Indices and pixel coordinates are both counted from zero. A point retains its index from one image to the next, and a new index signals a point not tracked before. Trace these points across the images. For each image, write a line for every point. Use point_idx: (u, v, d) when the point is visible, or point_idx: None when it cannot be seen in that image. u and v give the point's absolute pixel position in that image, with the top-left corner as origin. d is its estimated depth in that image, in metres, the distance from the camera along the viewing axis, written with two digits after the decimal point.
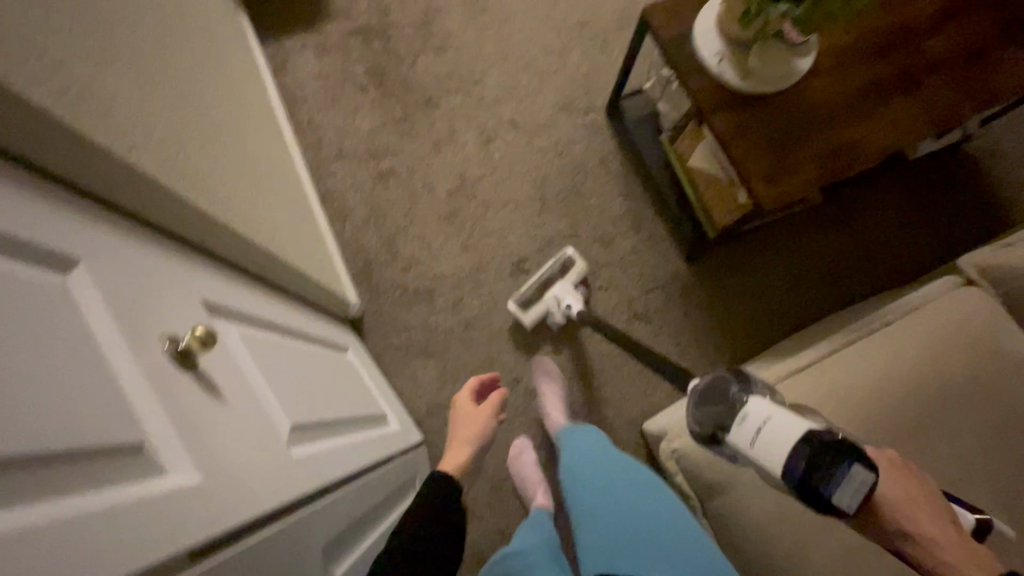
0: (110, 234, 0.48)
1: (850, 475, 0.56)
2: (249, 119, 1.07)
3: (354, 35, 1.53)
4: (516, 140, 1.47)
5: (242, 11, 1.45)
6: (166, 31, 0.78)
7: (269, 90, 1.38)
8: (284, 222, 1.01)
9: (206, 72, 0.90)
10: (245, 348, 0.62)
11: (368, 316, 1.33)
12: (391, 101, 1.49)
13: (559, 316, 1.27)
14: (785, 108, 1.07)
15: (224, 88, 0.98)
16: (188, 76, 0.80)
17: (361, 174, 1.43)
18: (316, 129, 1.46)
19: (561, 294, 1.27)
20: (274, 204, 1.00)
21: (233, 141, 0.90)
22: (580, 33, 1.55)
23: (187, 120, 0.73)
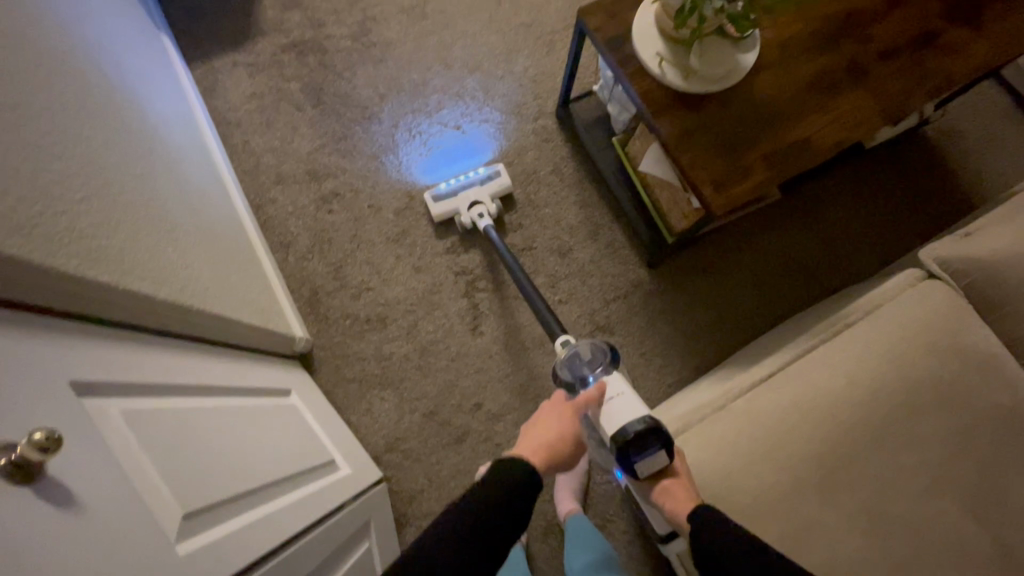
0: None
1: (654, 455, 0.81)
2: (165, 152, 0.99)
3: (287, 50, 1.46)
4: (465, 151, 1.41)
5: (165, 33, 1.37)
6: (49, 68, 0.71)
7: (197, 116, 1.30)
8: (210, 263, 0.94)
9: (107, 109, 0.82)
10: (129, 430, 0.55)
11: (318, 349, 1.26)
12: (330, 119, 1.41)
13: (465, 215, 1.29)
14: (733, 109, 1.02)
15: (133, 124, 0.90)
16: (78, 116, 0.73)
17: (303, 199, 1.36)
18: (252, 154, 1.39)
19: (477, 199, 1.30)
20: (197, 244, 0.93)
21: (142, 182, 0.83)
22: (526, 35, 1.49)
23: (71, 169, 0.66)
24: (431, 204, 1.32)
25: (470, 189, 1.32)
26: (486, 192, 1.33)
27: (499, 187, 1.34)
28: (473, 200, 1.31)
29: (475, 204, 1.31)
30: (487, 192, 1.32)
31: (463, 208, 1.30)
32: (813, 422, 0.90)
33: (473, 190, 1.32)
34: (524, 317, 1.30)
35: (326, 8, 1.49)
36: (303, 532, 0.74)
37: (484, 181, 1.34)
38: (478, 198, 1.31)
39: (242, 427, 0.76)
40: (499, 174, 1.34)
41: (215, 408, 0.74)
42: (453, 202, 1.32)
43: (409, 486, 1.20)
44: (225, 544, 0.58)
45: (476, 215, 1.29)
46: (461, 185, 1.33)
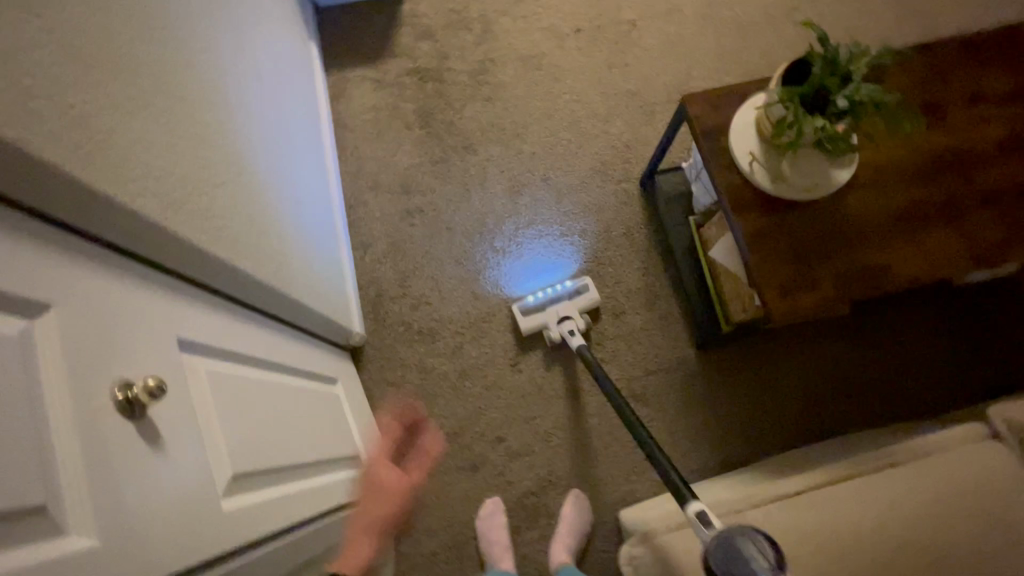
0: (82, 274, 0.51)
1: None
2: (288, 148, 1.13)
3: (410, 75, 1.61)
4: (553, 246, 1.44)
5: (313, 42, 1.56)
6: (223, 71, 0.85)
7: (321, 119, 1.47)
8: (299, 253, 1.05)
9: (255, 107, 0.96)
10: (209, 388, 0.64)
11: (369, 347, 1.36)
12: (432, 142, 1.54)
13: (554, 330, 1.29)
14: (813, 220, 1.03)
15: (270, 121, 1.04)
16: (234, 114, 0.86)
17: (390, 208, 1.48)
18: (357, 159, 1.54)
19: (567, 315, 1.29)
20: (293, 234, 1.05)
21: (266, 175, 0.96)
22: (628, 102, 1.56)
23: (220, 158, 0.79)
24: (520, 316, 1.32)
25: (561, 303, 1.31)
26: (575, 306, 1.32)
27: (588, 301, 1.33)
28: (562, 315, 1.30)
29: (563, 318, 1.30)
30: (576, 307, 1.31)
31: (552, 323, 1.30)
32: (830, 553, 0.87)
33: (562, 304, 1.32)
34: (563, 365, 1.34)
35: (453, 44, 1.63)
36: (317, 515, 0.81)
37: (574, 295, 1.33)
38: (567, 313, 1.30)
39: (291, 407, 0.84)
40: (588, 288, 1.33)
41: (273, 385, 0.83)
42: (541, 316, 1.31)
43: (417, 499, 1.25)
44: (258, 510, 0.65)
45: (564, 330, 1.28)
46: (550, 299, 1.32)
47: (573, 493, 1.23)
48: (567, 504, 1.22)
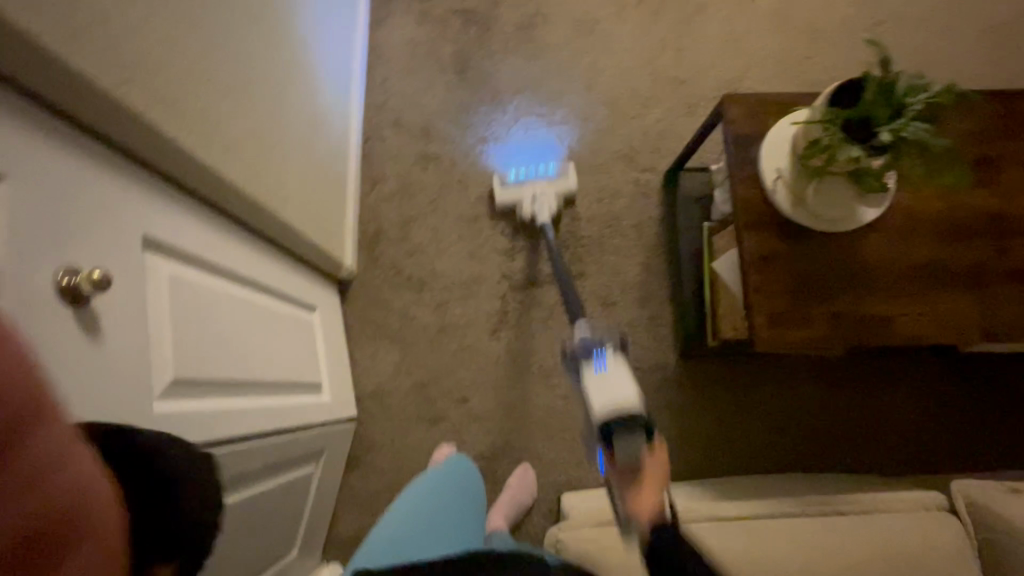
0: (44, 151, 0.51)
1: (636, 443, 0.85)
2: (313, 62, 1.09)
3: (457, 14, 1.54)
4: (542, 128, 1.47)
5: None
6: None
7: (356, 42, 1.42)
8: (302, 174, 1.04)
9: (286, 14, 0.92)
10: (166, 291, 0.64)
11: (357, 283, 1.36)
12: (463, 90, 1.49)
13: (525, 211, 1.33)
14: (824, 254, 0.98)
15: (298, 30, 1.00)
16: (260, 15, 0.82)
17: (407, 149, 1.45)
18: (385, 91, 1.50)
19: (542, 193, 1.33)
20: (299, 154, 1.03)
21: (283, 87, 0.92)
22: (674, 91, 1.49)
23: (235, 61, 0.76)
24: (497, 189, 1.37)
25: (538, 185, 1.35)
26: (553, 189, 1.36)
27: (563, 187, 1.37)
28: (538, 192, 1.34)
29: (538, 198, 1.35)
30: (553, 188, 1.35)
31: (526, 200, 1.34)
32: None
33: (540, 186, 1.36)
34: (542, 343, 1.33)
35: None
36: (265, 433, 0.82)
37: (551, 180, 1.37)
38: (544, 191, 1.34)
39: (257, 326, 0.85)
40: (567, 175, 1.37)
41: (244, 302, 0.83)
42: (519, 191, 1.36)
43: (372, 438, 1.28)
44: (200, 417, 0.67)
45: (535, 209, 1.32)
46: (530, 177, 1.36)
47: (522, 467, 1.25)
48: (513, 474, 1.24)
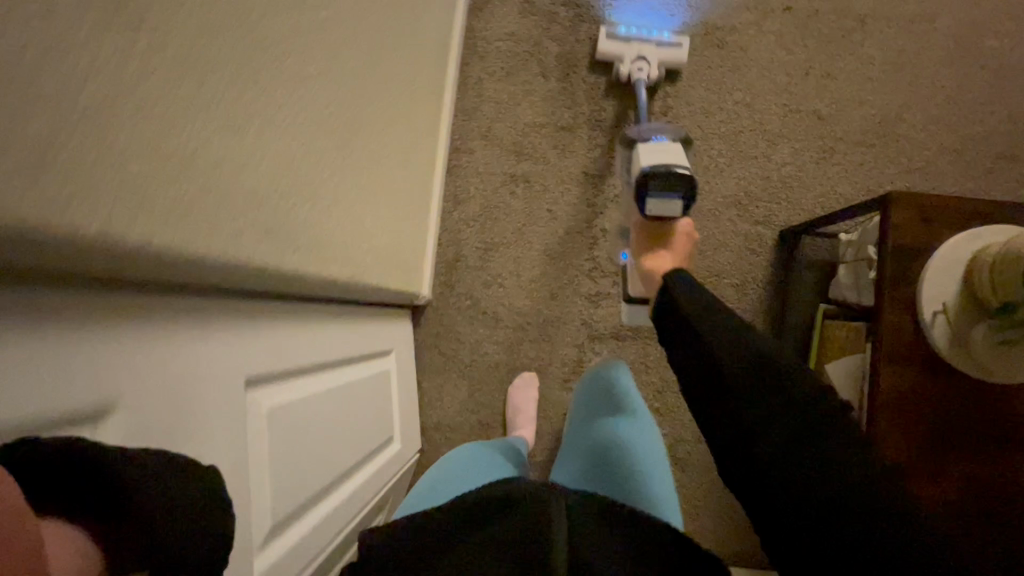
0: (154, 348, 0.46)
1: (669, 200, 0.93)
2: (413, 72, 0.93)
3: (568, 5, 1.34)
4: None
5: None
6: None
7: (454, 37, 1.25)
8: (387, 212, 0.93)
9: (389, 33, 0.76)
10: (268, 431, 0.62)
11: (431, 310, 1.30)
12: (564, 103, 1.33)
13: (625, 69, 1.26)
14: (970, 412, 0.86)
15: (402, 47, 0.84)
16: (367, 53, 0.67)
17: (496, 166, 1.33)
18: (479, 96, 1.34)
19: (646, 55, 1.26)
20: (388, 191, 0.92)
21: (380, 124, 0.79)
22: (809, 128, 1.28)
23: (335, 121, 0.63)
24: (603, 38, 1.28)
25: (647, 44, 1.26)
26: (657, 55, 1.27)
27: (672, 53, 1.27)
28: (642, 54, 1.26)
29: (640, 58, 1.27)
30: (658, 56, 1.27)
31: (627, 59, 1.26)
32: None
33: (646, 47, 1.27)
34: None
35: None
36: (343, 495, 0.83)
37: (659, 44, 1.28)
38: (648, 56, 1.26)
39: (313, 316, 0.77)
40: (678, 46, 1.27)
41: (319, 360, 0.78)
42: (624, 47, 1.27)
43: None
44: (297, 547, 0.67)
45: (636, 69, 1.25)
46: (640, 35, 1.27)
47: None
48: None
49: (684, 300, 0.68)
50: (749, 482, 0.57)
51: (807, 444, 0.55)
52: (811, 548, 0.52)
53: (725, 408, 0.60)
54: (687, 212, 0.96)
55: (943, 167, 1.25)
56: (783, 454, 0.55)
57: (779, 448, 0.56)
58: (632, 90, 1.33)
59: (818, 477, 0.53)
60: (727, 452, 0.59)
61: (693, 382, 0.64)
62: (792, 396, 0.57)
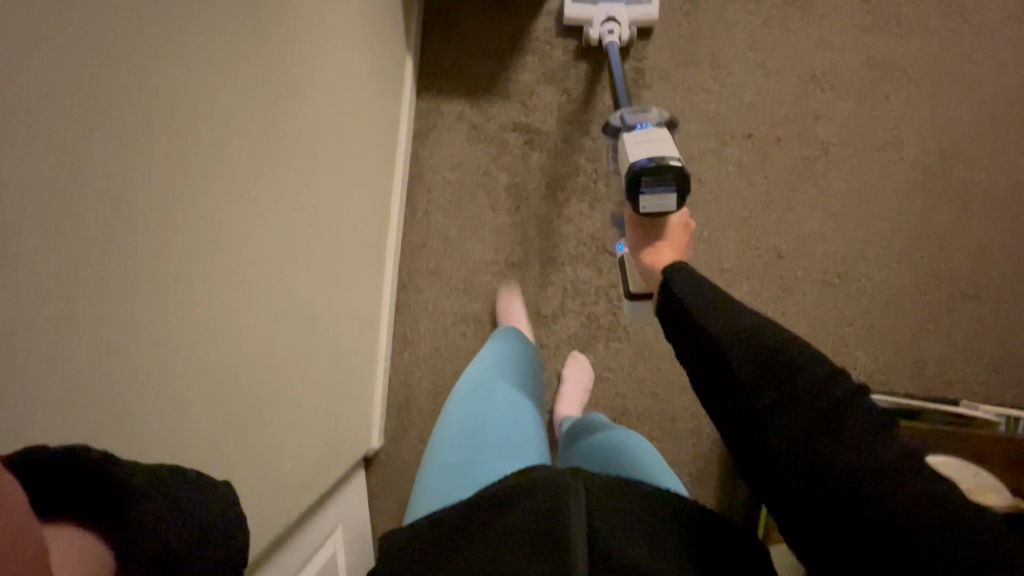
0: None
1: (664, 195, 0.85)
2: (337, 192, 0.91)
3: (517, 130, 1.27)
4: None
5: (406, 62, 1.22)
6: (237, 135, 0.61)
7: (394, 174, 1.21)
8: (319, 384, 0.89)
9: (291, 183, 0.74)
10: None
11: (382, 456, 1.28)
12: (515, 236, 1.27)
13: (595, 32, 1.21)
14: None
15: (315, 192, 0.82)
16: (248, 190, 0.64)
17: (445, 304, 1.28)
18: (426, 229, 1.28)
19: (615, 16, 1.21)
20: (319, 357, 0.88)
21: (288, 261, 0.74)
22: (770, 263, 1.22)
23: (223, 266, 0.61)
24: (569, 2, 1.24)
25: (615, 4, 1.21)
26: (627, 15, 1.22)
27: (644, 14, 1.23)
28: (611, 15, 1.21)
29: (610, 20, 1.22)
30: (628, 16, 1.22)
31: (596, 22, 1.22)
32: None
33: (615, 8, 1.22)
34: None
35: (585, 104, 1.27)
36: None
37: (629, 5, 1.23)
38: (616, 15, 1.21)
39: (278, 387, 0.75)
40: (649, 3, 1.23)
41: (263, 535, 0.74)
42: (591, 10, 1.23)
43: None
44: None
45: (604, 31, 1.20)
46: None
47: None
48: None
49: (715, 321, 0.63)
50: (761, 472, 0.56)
51: (822, 435, 0.53)
52: (825, 536, 0.51)
53: (746, 421, 0.57)
54: (682, 203, 0.89)
55: (907, 307, 1.20)
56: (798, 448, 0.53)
57: (799, 436, 0.53)
58: (602, 55, 1.28)
59: (834, 465, 0.52)
60: (735, 440, 0.59)
61: (717, 388, 0.61)
62: (823, 424, 0.54)
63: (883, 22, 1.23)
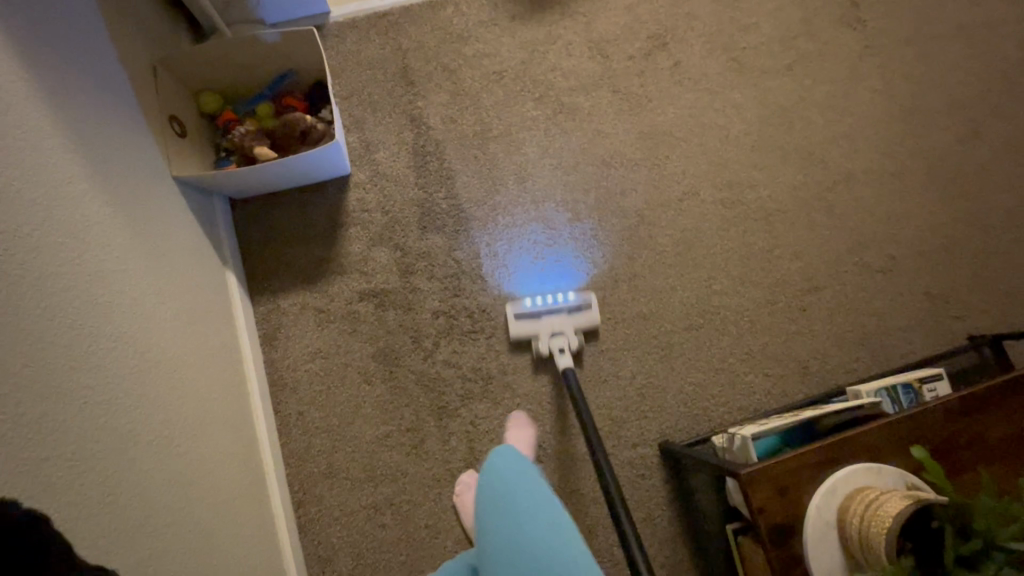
0: None
1: None
2: (128, 299, 0.87)
3: (365, 299, 1.26)
4: (554, 253, 1.32)
5: (233, 264, 1.22)
6: None
7: (243, 316, 1.19)
8: (216, 554, 0.90)
9: (64, 381, 0.71)
10: None
11: None
12: (401, 403, 1.21)
13: (545, 346, 1.22)
14: None
15: (95, 330, 0.79)
16: None
17: (351, 501, 1.17)
18: (304, 431, 1.19)
19: (560, 332, 1.23)
20: (196, 516, 0.88)
21: None
22: (644, 331, 1.28)
23: (8, 456, 0.61)
24: (513, 320, 1.24)
25: (555, 318, 1.24)
26: (571, 323, 1.24)
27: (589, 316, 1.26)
28: (556, 329, 1.23)
29: (556, 334, 1.23)
30: (573, 324, 1.24)
31: (544, 335, 1.22)
32: None
33: (557, 318, 1.24)
34: None
35: (419, 252, 1.29)
36: None
37: (570, 312, 1.25)
38: (561, 329, 1.23)
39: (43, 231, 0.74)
40: (589, 306, 1.25)
41: None
42: (535, 325, 1.23)
43: None
44: None
45: (554, 347, 1.21)
46: (547, 309, 1.24)
47: None
48: None
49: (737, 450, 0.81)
50: None
51: None
52: None
53: None
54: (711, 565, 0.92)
55: (767, 324, 1.30)
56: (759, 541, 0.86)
57: None
58: (424, 202, 1.32)
59: None
60: None
61: None
62: None
63: (636, 104, 1.42)
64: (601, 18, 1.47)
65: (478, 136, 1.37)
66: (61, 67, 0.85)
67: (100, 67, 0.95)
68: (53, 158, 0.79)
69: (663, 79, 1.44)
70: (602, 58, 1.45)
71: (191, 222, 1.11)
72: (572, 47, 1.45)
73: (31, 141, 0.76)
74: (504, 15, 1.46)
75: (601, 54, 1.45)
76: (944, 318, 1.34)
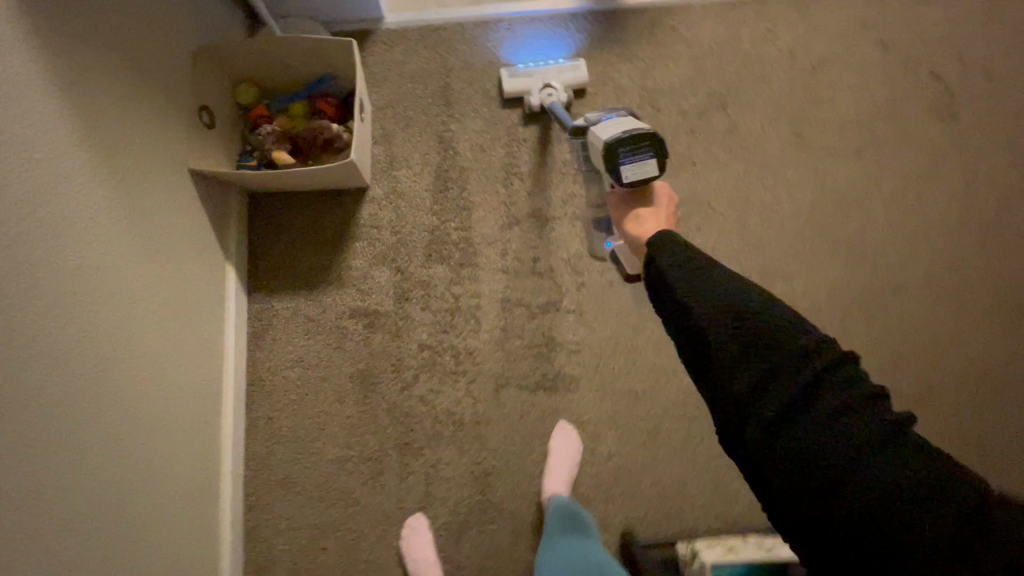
0: None
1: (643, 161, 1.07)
2: (117, 284, 0.89)
3: (356, 317, 1.24)
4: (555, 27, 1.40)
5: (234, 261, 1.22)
6: None
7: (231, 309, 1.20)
8: (142, 558, 0.90)
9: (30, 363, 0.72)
10: None
11: None
12: (368, 430, 1.19)
13: (536, 97, 1.30)
14: None
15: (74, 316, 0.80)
16: None
17: (300, 516, 1.17)
18: (270, 438, 1.20)
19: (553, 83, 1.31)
20: (131, 519, 0.88)
21: None
22: (632, 409, 1.20)
23: None
24: (507, 77, 1.33)
25: (547, 72, 1.32)
26: (561, 80, 1.33)
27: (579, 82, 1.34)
28: (547, 82, 1.32)
29: (547, 87, 1.32)
30: (562, 80, 1.33)
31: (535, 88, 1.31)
32: None
33: (549, 74, 1.33)
34: None
35: (419, 279, 1.26)
36: None
37: (562, 69, 1.34)
38: (551, 80, 1.32)
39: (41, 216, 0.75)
40: (579, 68, 1.34)
41: None
42: (528, 80, 1.33)
43: None
44: None
45: (545, 95, 1.30)
46: (541, 67, 1.33)
47: None
48: None
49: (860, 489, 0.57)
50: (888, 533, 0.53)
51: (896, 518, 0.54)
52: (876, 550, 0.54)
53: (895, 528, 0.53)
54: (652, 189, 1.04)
55: None
56: (918, 499, 0.51)
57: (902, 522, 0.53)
58: (435, 228, 1.29)
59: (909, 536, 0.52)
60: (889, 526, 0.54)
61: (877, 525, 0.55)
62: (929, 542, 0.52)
63: (677, 165, 1.32)
64: (660, 66, 1.38)
65: (504, 168, 1.32)
66: (97, 57, 0.86)
67: (140, 52, 0.96)
68: (69, 142, 0.80)
69: (713, 142, 1.33)
70: (652, 109, 1.35)
71: (197, 212, 1.11)
72: (623, 92, 1.36)
73: (43, 132, 0.76)
74: (558, 47, 1.39)
75: (652, 105, 1.36)
76: (973, 468, 1.19)
